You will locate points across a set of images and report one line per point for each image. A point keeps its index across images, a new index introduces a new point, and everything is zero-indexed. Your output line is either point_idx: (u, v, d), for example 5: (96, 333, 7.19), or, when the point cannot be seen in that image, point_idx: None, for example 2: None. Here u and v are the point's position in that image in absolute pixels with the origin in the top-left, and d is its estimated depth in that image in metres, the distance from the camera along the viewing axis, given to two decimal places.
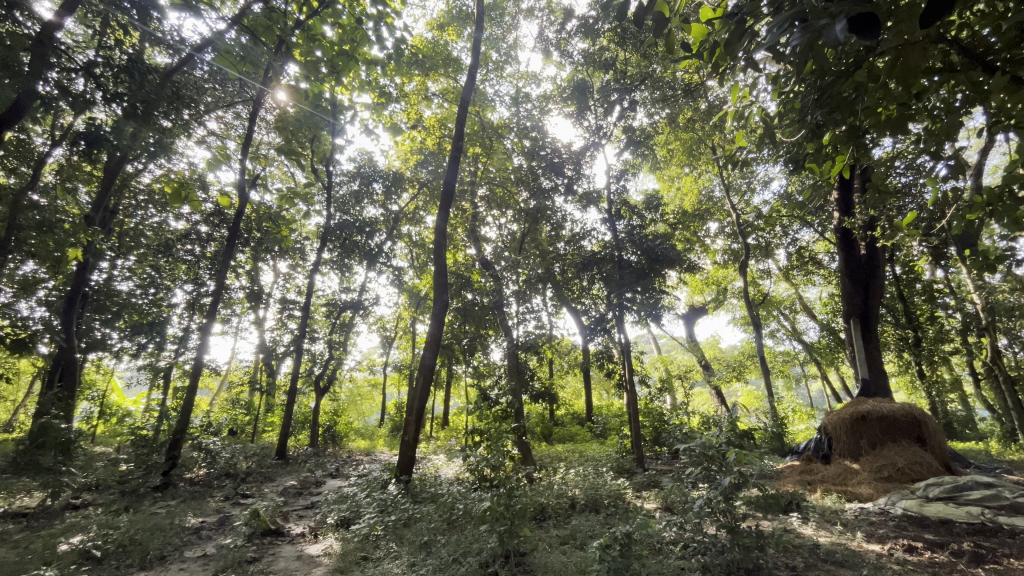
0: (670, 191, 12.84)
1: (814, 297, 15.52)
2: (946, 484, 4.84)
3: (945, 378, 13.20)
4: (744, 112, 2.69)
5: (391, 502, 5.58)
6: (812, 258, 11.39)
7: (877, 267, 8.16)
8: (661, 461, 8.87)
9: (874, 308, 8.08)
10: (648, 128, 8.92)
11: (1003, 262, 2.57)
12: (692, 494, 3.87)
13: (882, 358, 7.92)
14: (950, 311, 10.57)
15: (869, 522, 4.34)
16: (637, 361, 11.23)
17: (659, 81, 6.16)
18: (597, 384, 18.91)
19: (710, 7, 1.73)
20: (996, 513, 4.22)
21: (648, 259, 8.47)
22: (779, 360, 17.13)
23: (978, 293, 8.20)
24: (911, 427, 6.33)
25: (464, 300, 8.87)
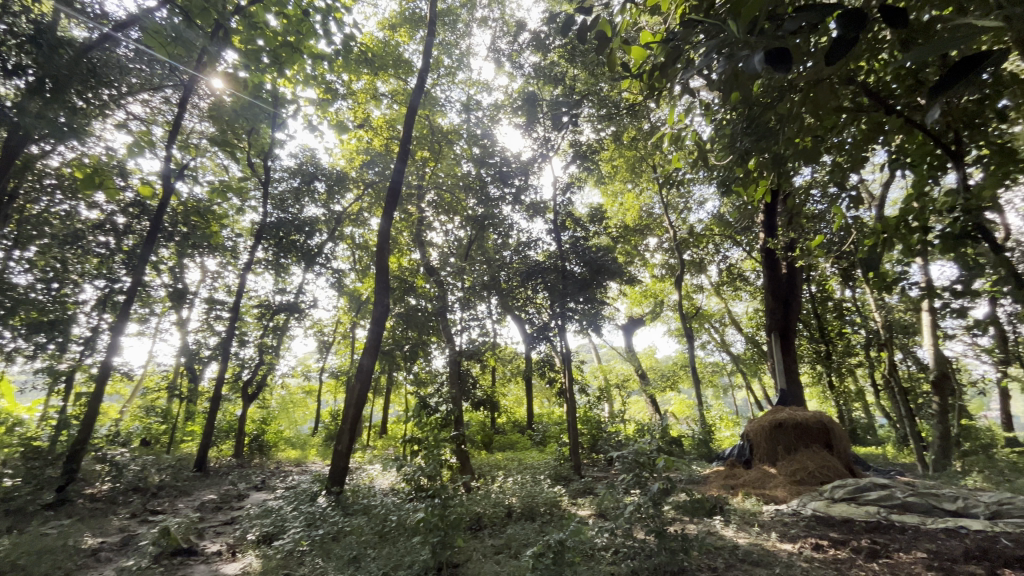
0: (613, 206, 13.30)
1: (741, 312, 16.59)
2: (849, 486, 5.30)
3: (851, 389, 14.49)
4: (679, 134, 2.83)
5: (320, 515, 5.32)
6: (739, 275, 12.18)
7: (796, 286, 8.84)
8: (597, 468, 9.08)
9: (792, 323, 8.74)
10: (594, 144, 9.23)
11: (896, 284, 2.86)
12: (623, 499, 3.98)
13: (798, 369, 8.57)
14: (856, 327, 11.64)
15: (783, 523, 4.66)
16: (577, 370, 11.47)
17: (605, 100, 6.39)
18: (538, 393, 19.06)
19: (649, 31, 1.80)
20: (890, 511, 4.69)
21: (590, 270, 8.74)
22: (708, 370, 18.12)
23: (879, 312, 9.11)
24: (821, 433, 6.88)
25: (407, 305, 8.47)
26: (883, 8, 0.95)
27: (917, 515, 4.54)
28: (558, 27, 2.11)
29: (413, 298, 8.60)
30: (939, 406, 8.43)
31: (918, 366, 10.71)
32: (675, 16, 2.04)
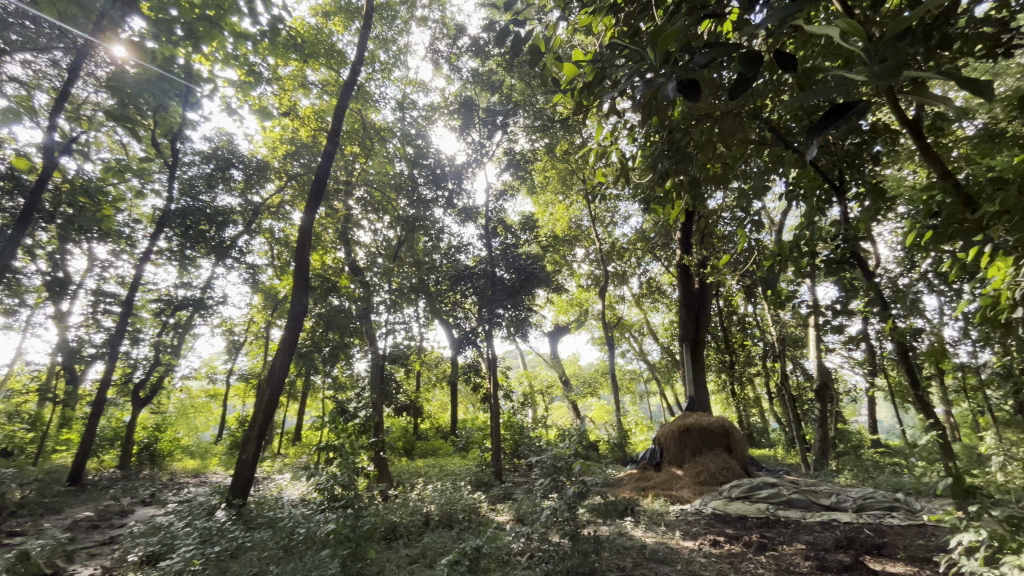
0: (544, 216, 13.62)
1: (658, 322, 17.63)
2: (744, 485, 5.79)
3: (750, 396, 15.88)
4: (604, 150, 2.96)
5: (217, 530, 4.89)
6: (658, 288, 12.96)
7: (706, 300, 9.53)
8: (517, 473, 9.18)
9: (702, 335, 9.40)
10: (528, 154, 9.43)
11: (788, 302, 3.19)
12: (540, 504, 4.06)
13: (706, 377, 9.25)
14: (756, 340, 12.79)
15: (686, 522, 4.98)
16: (502, 376, 11.53)
17: (540, 111, 6.57)
18: (463, 398, 18.95)
19: (581, 50, 1.86)
20: (777, 508, 5.18)
21: (519, 277, 8.91)
22: (627, 378, 19.02)
23: (775, 327, 10.08)
24: (722, 437, 7.45)
25: (329, 305, 8.00)
26: (777, 52, 1.05)
27: (799, 510, 5.06)
28: (493, 37, 2.12)
29: (334, 299, 8.13)
30: (821, 411, 9.47)
31: (805, 376, 11.98)
32: (604, 38, 2.13)
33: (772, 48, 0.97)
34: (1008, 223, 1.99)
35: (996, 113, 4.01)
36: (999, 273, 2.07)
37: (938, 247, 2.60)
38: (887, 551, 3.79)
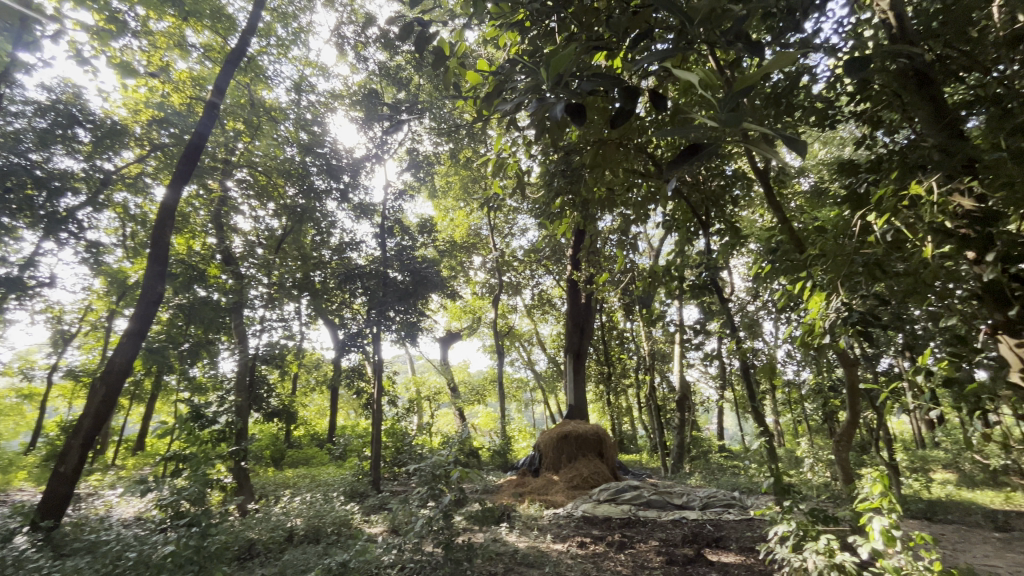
0: (444, 221, 13.53)
1: (547, 333, 18.37)
2: (611, 488, 6.22)
3: (623, 405, 17.19)
4: (503, 163, 3.01)
5: (13, 560, 4.02)
6: (548, 300, 13.51)
7: (590, 315, 10.11)
8: (396, 482, 8.88)
9: (584, 347, 9.94)
10: (431, 156, 9.34)
11: (657, 320, 3.51)
12: (416, 513, 3.96)
13: (585, 387, 9.83)
14: (631, 354, 13.90)
15: (557, 525, 5.20)
16: (388, 381, 11.13)
17: (446, 116, 6.53)
18: (345, 404, 17.94)
19: (485, 60, 1.87)
20: (638, 509, 5.65)
21: (412, 280, 8.75)
22: (514, 386, 19.49)
23: (647, 343, 11.09)
24: (595, 443, 7.93)
25: (192, 296, 6.93)
26: (652, 92, 1.15)
27: (655, 510, 5.57)
28: (397, 32, 2.04)
29: (198, 290, 7.08)
30: (679, 420, 10.57)
31: (669, 388, 13.32)
32: (507, 52, 2.18)
33: (648, 87, 1.06)
34: (826, 265, 2.41)
35: (822, 174, 4.87)
36: (818, 307, 2.49)
37: (775, 281, 3.06)
38: (722, 543, 4.32)
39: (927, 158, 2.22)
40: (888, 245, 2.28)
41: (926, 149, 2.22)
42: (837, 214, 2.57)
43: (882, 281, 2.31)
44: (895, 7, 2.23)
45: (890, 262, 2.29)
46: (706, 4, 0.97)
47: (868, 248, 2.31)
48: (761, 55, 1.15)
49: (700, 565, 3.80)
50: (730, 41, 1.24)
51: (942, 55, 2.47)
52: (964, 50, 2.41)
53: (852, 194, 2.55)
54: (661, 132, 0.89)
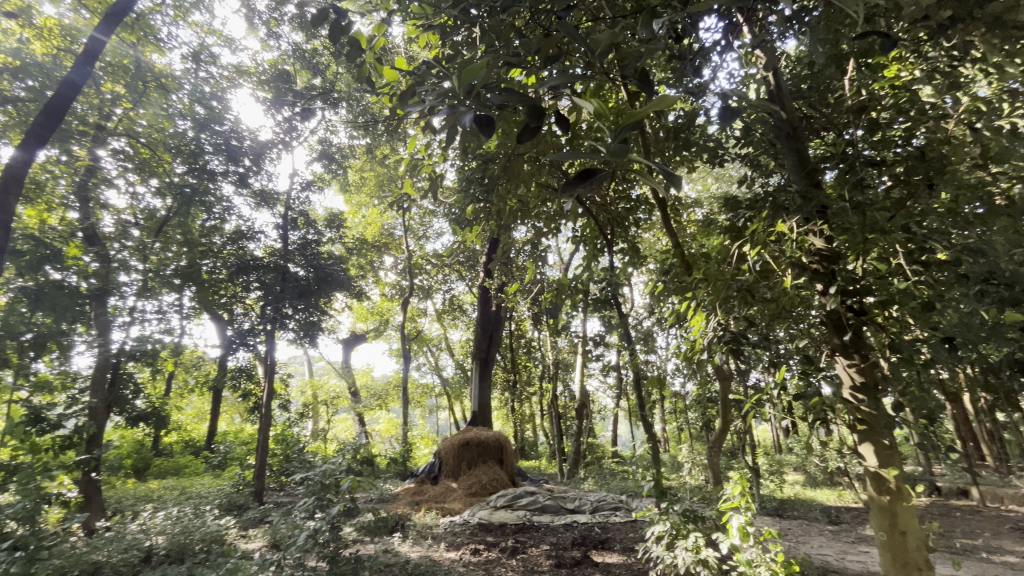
0: (355, 218, 12.95)
1: (456, 339, 18.30)
2: (509, 494, 6.32)
3: (526, 412, 17.63)
4: (418, 164, 2.97)
5: None
6: (459, 306, 13.44)
7: (500, 322, 10.14)
8: (282, 493, 8.25)
9: (492, 354, 9.99)
10: (345, 149, 8.94)
11: (560, 331, 3.67)
12: (300, 527, 3.72)
13: (490, 394, 9.90)
14: (536, 362, 14.33)
15: (452, 533, 5.16)
16: (281, 384, 10.35)
17: (364, 110, 6.32)
18: (229, 407, 16.35)
19: (404, 59, 1.82)
20: (532, 514, 5.80)
21: (315, 276, 8.28)
22: (418, 391, 19.07)
23: (552, 352, 11.48)
24: (496, 450, 7.99)
25: (42, 279, 5.72)
26: (556, 111, 1.21)
27: (549, 515, 5.75)
28: (308, 16, 1.91)
29: (50, 272, 5.85)
30: (577, 427, 11.08)
31: (570, 397, 13.89)
32: (427, 54, 2.17)
33: (553, 107, 1.11)
34: (707, 288, 2.67)
35: (712, 206, 5.41)
36: (699, 325, 2.75)
37: (667, 299, 3.33)
38: (607, 544, 4.57)
39: (791, 201, 2.55)
40: (757, 274, 2.59)
41: (790, 193, 2.56)
42: (720, 243, 2.87)
43: (753, 305, 2.61)
44: (772, 69, 2.56)
45: (758, 288, 2.60)
46: (606, 36, 1.03)
47: (742, 276, 2.60)
48: (651, 92, 1.24)
49: (586, 566, 3.99)
50: (627, 76, 1.33)
51: (807, 114, 2.87)
52: (823, 112, 2.81)
53: (732, 226, 2.86)
54: (559, 154, 0.94)
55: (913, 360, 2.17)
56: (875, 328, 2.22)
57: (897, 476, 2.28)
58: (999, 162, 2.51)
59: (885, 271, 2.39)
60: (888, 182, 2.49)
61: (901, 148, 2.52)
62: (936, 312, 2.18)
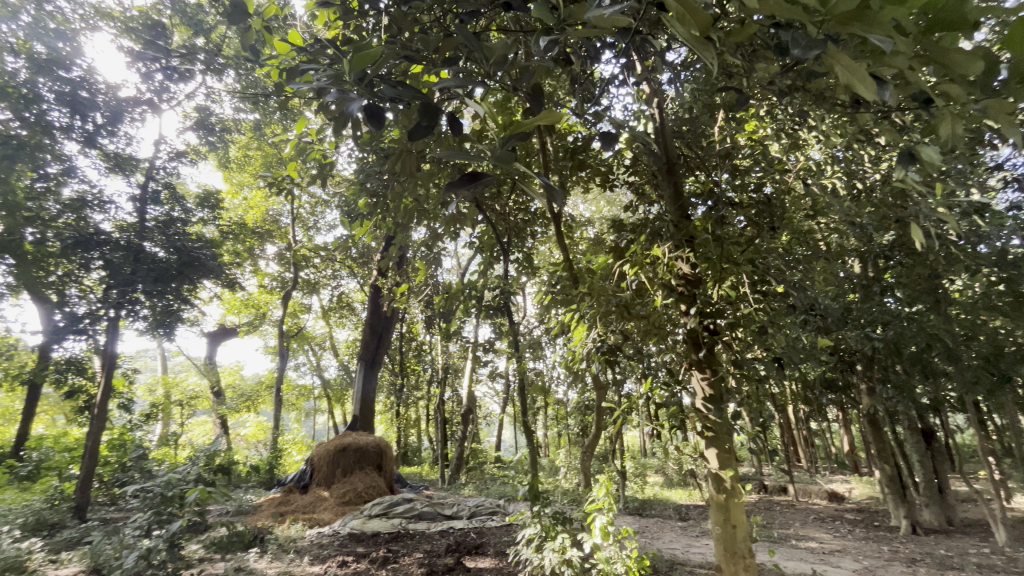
0: (234, 198, 11.69)
1: (342, 339, 17.33)
2: (384, 503, 6.11)
3: (412, 417, 17.25)
4: (307, 148, 2.76)
5: None
6: (348, 304, 12.75)
7: (391, 323, 9.70)
8: (113, 508, 7.08)
9: (380, 357, 9.55)
10: (229, 123, 8.05)
11: (450, 335, 3.64)
12: (132, 546, 3.25)
13: (374, 398, 9.49)
14: (425, 366, 14.09)
15: (318, 546, 4.80)
16: (123, 380, 8.93)
17: (255, 83, 5.75)
18: (50, 407, 13.71)
19: (299, 34, 1.70)
20: (408, 521, 5.64)
21: (177, 259, 7.13)
22: (294, 393, 17.68)
23: (443, 356, 11.37)
24: (375, 456, 7.64)
25: None
26: (449, 113, 1.21)
27: (425, 522, 5.62)
28: None
29: None
30: (462, 432, 11.09)
31: (458, 402, 13.86)
32: (326, 33, 2.04)
33: (446, 108, 1.11)
34: (590, 301, 2.85)
35: (601, 226, 5.80)
36: (581, 336, 2.93)
37: (554, 310, 3.49)
38: (481, 549, 4.64)
39: (665, 229, 2.83)
40: (633, 292, 2.83)
41: (665, 221, 2.84)
42: (604, 261, 3.08)
43: (628, 320, 2.83)
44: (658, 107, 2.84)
45: (634, 305, 2.83)
46: (500, 46, 1.04)
47: (621, 292, 2.82)
48: (539, 109, 1.26)
49: (457, 573, 3.99)
50: (521, 89, 1.35)
51: (684, 152, 3.22)
52: (697, 154, 3.17)
53: (615, 247, 3.09)
54: (445, 155, 0.93)
55: (751, 375, 2.52)
56: (724, 346, 2.55)
57: (733, 476, 2.61)
58: (822, 214, 3.03)
59: (734, 297, 2.74)
60: (742, 221, 2.88)
61: (754, 193, 2.92)
62: (770, 335, 2.56)
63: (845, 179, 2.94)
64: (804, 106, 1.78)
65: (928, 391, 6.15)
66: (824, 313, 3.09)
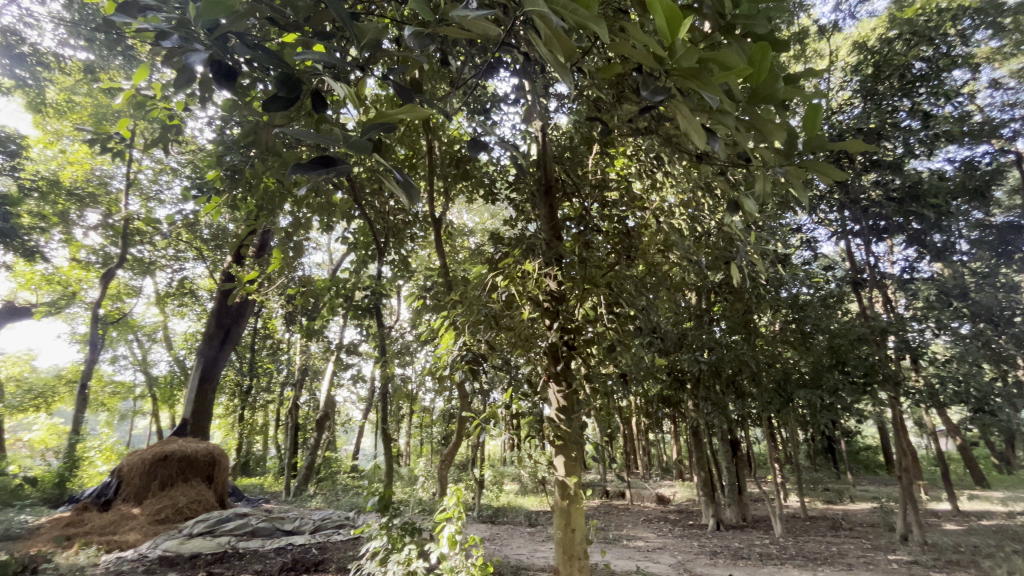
0: (47, 149, 9.56)
1: (178, 330, 15.04)
2: (211, 519, 5.39)
3: (257, 423, 15.56)
4: (146, 103, 2.34)
5: None
6: (191, 291, 11.16)
7: (243, 317, 8.60)
8: None
9: (225, 354, 8.41)
10: (50, 59, 6.60)
11: (311, 333, 3.36)
12: None
13: (212, 401, 8.29)
14: (280, 367, 12.91)
15: (116, 573, 4.01)
16: None
17: (87, 17, 4.80)
18: None
19: None
20: (238, 539, 5.00)
21: None
22: (106, 391, 14.83)
23: (301, 356, 10.47)
24: (206, 466, 6.69)
25: None
26: (317, 92, 1.15)
27: (259, 540, 5.05)
28: None
29: None
30: (315, 440, 10.32)
31: (313, 407, 12.88)
32: None
33: (307, 83, 1.04)
34: (462, 309, 2.85)
35: (481, 237, 5.91)
36: (448, 342, 2.90)
37: (425, 317, 3.40)
38: (320, 566, 4.33)
39: (538, 247, 2.97)
40: (503, 303, 2.87)
41: (539, 238, 2.99)
42: (479, 271, 3.11)
43: (495, 330, 2.86)
44: (543, 130, 2.97)
45: (502, 317, 2.88)
46: (372, 31, 1.00)
47: (492, 303, 2.86)
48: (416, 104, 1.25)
49: None
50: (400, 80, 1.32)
51: (561, 177, 3.43)
52: (573, 179, 3.38)
53: (491, 258, 3.14)
54: (295, 135, 0.86)
55: (600, 389, 2.74)
56: (580, 361, 2.75)
57: (577, 482, 2.81)
58: (670, 250, 3.44)
59: (591, 316, 2.95)
60: (606, 247, 3.14)
61: (617, 224, 3.20)
62: (618, 353, 2.83)
63: (691, 222, 3.39)
64: (659, 150, 2.01)
65: (738, 408, 7.29)
66: (665, 337, 3.50)
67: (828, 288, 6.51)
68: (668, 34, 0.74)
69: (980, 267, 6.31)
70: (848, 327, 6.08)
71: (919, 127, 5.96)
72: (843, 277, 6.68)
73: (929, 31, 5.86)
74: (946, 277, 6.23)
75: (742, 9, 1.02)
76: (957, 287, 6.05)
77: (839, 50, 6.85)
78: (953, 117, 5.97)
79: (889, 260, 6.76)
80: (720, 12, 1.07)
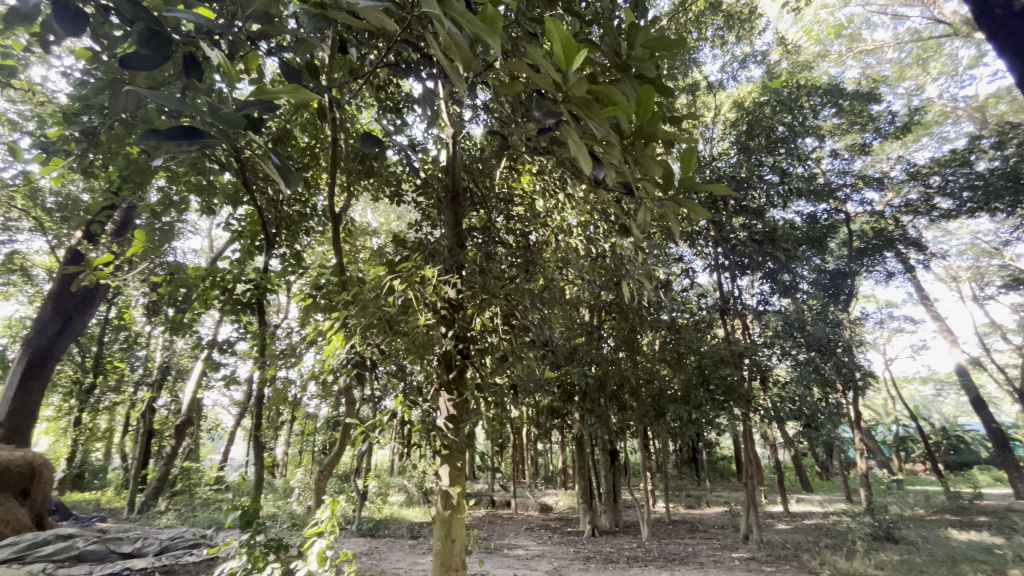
0: None
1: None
2: (21, 543, 4.47)
3: (99, 428, 13.38)
4: None
5: None
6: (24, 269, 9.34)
7: (91, 305, 7.30)
8: None
9: (60, 346, 7.08)
10: None
11: (176, 326, 2.98)
12: None
13: (37, 403, 6.95)
14: (135, 364, 11.26)
15: None
16: None
17: None
18: None
19: None
20: (57, 566, 4.20)
21: None
22: None
23: (163, 352, 9.23)
24: (21, 480, 5.55)
25: None
26: (191, 58, 1.04)
27: (86, 565, 4.30)
28: None
29: None
30: (173, 448, 9.12)
31: (174, 411, 11.39)
32: None
33: (178, 44, 0.94)
34: (354, 310, 2.71)
35: (384, 238, 5.75)
36: (335, 345, 2.73)
37: (314, 317, 3.19)
38: None
39: (439, 253, 2.94)
40: (399, 308, 2.78)
41: (441, 245, 2.98)
42: (376, 272, 2.98)
43: (389, 335, 2.76)
44: (454, 137, 2.97)
45: (397, 321, 2.79)
46: None
47: (387, 306, 2.76)
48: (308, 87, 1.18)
49: None
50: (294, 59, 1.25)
51: (468, 187, 3.44)
52: (480, 190, 3.41)
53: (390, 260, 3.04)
54: (156, 98, 0.76)
55: (491, 399, 2.75)
56: (473, 370, 2.76)
57: (460, 492, 2.78)
58: (566, 268, 3.60)
59: (487, 327, 2.97)
60: (507, 260, 3.21)
61: (518, 239, 3.29)
62: (509, 364, 2.89)
63: (586, 244, 3.59)
64: (560, 171, 2.11)
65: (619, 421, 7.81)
66: (556, 351, 3.64)
67: (700, 314, 7.28)
68: (563, 61, 0.79)
69: (815, 305, 7.50)
70: (714, 349, 6.84)
71: (778, 181, 7.01)
72: (712, 305, 7.51)
73: (790, 102, 6.93)
74: (791, 310, 7.32)
75: (635, 51, 1.13)
76: (798, 320, 7.14)
77: (723, 105, 7.78)
78: (803, 177, 7.09)
79: (749, 292, 7.76)
80: (616, 51, 1.16)
